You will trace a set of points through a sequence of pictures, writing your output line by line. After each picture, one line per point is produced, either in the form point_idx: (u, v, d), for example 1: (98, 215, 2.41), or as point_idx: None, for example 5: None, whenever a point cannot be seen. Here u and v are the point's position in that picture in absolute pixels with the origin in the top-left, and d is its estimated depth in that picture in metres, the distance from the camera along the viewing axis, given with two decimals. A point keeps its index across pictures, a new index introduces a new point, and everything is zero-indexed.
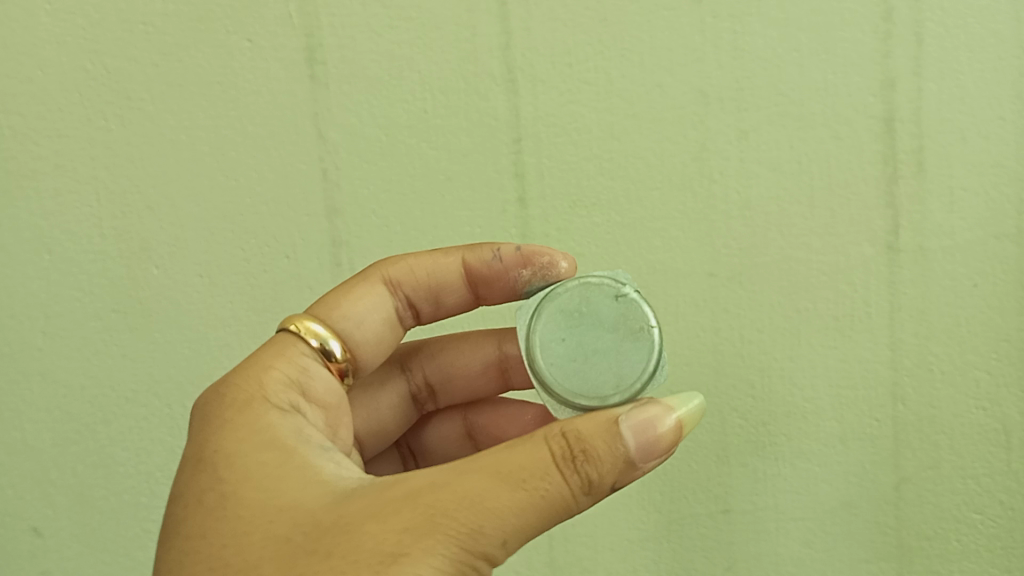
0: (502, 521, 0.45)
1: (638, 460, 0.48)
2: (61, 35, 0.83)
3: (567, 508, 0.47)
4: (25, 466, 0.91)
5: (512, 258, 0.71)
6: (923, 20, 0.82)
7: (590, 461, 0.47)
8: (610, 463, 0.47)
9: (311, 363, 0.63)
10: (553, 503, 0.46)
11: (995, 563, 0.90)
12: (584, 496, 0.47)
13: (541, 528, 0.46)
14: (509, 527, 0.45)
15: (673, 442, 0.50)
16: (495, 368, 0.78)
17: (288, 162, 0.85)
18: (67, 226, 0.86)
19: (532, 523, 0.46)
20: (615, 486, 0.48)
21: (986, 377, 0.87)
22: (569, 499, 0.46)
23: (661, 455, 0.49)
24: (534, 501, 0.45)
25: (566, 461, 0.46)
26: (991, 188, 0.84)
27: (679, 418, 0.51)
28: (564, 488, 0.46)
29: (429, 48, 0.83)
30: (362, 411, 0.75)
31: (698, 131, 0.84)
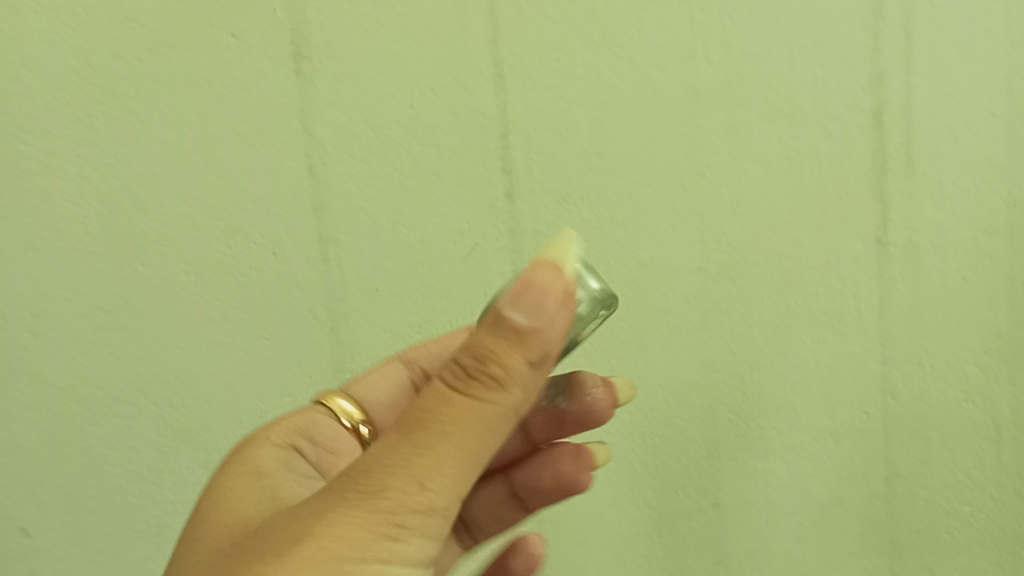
0: (415, 462, 0.47)
1: (527, 330, 0.48)
2: (46, 32, 0.83)
3: (484, 421, 0.48)
4: (14, 466, 0.91)
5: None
6: (912, 15, 0.82)
7: (483, 362, 0.48)
8: (504, 350, 0.48)
9: (329, 422, 0.75)
10: (461, 422, 0.47)
11: (986, 557, 0.91)
12: (491, 398, 0.48)
13: (464, 448, 0.47)
14: (430, 460, 0.47)
15: (557, 295, 0.49)
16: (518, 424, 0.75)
17: (276, 159, 0.84)
18: (54, 224, 0.86)
19: (449, 448, 0.47)
20: (528, 365, 0.48)
21: (976, 373, 0.87)
22: (478, 408, 0.48)
23: (548, 315, 0.48)
24: (439, 429, 0.47)
25: (459, 380, 0.48)
26: (982, 183, 0.84)
27: (546, 267, 0.50)
28: (466, 398, 0.48)
29: (417, 44, 0.83)
30: None
31: (687, 127, 0.83)
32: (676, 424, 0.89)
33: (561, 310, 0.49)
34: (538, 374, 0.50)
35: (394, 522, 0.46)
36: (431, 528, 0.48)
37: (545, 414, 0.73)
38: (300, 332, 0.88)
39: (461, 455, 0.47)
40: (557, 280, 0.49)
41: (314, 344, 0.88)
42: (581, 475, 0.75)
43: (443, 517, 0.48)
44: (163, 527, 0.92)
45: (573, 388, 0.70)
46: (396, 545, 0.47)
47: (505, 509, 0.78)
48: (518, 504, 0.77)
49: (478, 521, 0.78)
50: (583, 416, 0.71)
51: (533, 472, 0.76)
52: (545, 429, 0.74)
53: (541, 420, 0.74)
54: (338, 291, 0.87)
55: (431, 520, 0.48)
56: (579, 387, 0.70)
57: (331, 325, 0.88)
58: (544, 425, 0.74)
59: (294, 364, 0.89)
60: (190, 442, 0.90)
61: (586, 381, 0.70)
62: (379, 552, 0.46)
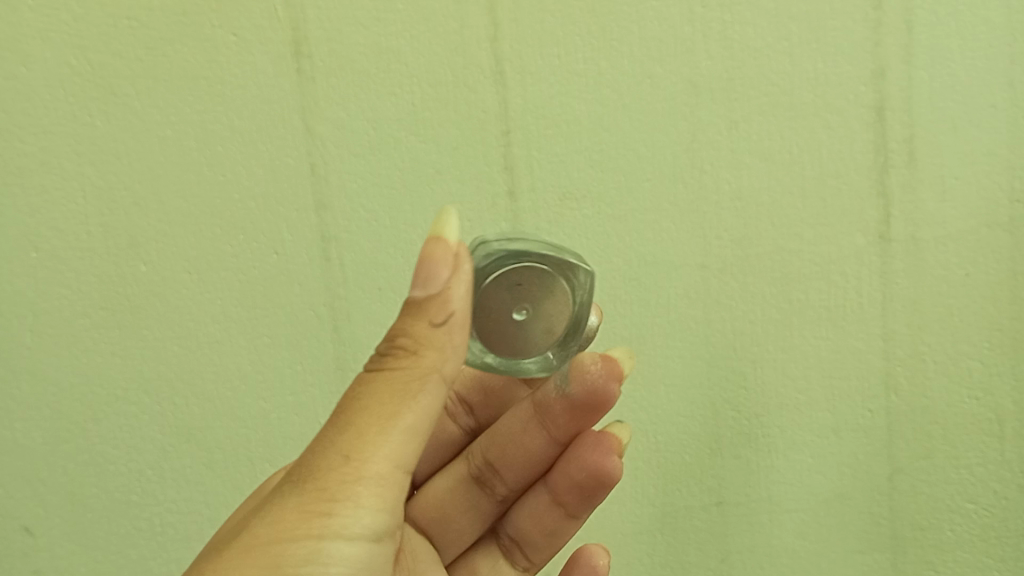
0: (336, 441, 0.49)
1: (423, 297, 0.50)
2: (45, 30, 0.82)
3: (401, 389, 0.49)
4: (16, 465, 0.90)
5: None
6: (914, 9, 0.81)
7: (395, 337, 0.51)
8: (411, 322, 0.51)
9: None
10: (378, 396, 0.50)
11: (989, 552, 0.91)
12: (405, 367, 0.50)
13: (384, 418, 0.49)
14: (350, 436, 0.49)
15: (444, 255, 0.50)
16: (535, 422, 0.69)
17: (276, 156, 0.84)
18: (53, 223, 0.86)
19: (367, 422, 0.49)
20: (434, 329, 0.50)
21: (978, 367, 0.87)
22: (391, 379, 0.50)
23: (440, 277, 0.49)
24: (357, 406, 0.50)
25: (376, 362, 0.51)
26: (983, 177, 0.84)
27: (434, 231, 0.51)
28: (382, 373, 0.50)
29: (417, 40, 0.83)
30: (428, 507, 0.73)
31: (688, 122, 0.83)
32: (677, 420, 0.88)
33: (454, 270, 0.50)
34: (452, 336, 0.51)
35: (321, 502, 0.48)
36: (366, 500, 0.49)
37: (557, 406, 0.67)
38: (301, 329, 0.88)
39: (382, 426, 0.49)
40: (443, 242, 0.50)
41: (314, 341, 0.88)
42: (609, 463, 0.67)
43: (379, 489, 0.50)
44: (165, 526, 0.92)
45: (573, 371, 0.64)
46: (329, 521, 0.49)
47: (546, 518, 0.72)
48: (558, 511, 0.71)
49: (523, 535, 0.73)
50: (593, 400, 0.65)
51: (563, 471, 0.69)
52: (559, 421, 0.68)
53: (555, 413, 0.68)
54: (339, 288, 0.87)
55: (365, 493, 0.49)
56: (578, 370, 0.64)
57: (331, 323, 0.88)
58: (559, 417, 0.68)
59: (294, 362, 0.89)
60: (191, 440, 0.90)
61: (584, 362, 0.64)
62: (313, 531, 0.48)
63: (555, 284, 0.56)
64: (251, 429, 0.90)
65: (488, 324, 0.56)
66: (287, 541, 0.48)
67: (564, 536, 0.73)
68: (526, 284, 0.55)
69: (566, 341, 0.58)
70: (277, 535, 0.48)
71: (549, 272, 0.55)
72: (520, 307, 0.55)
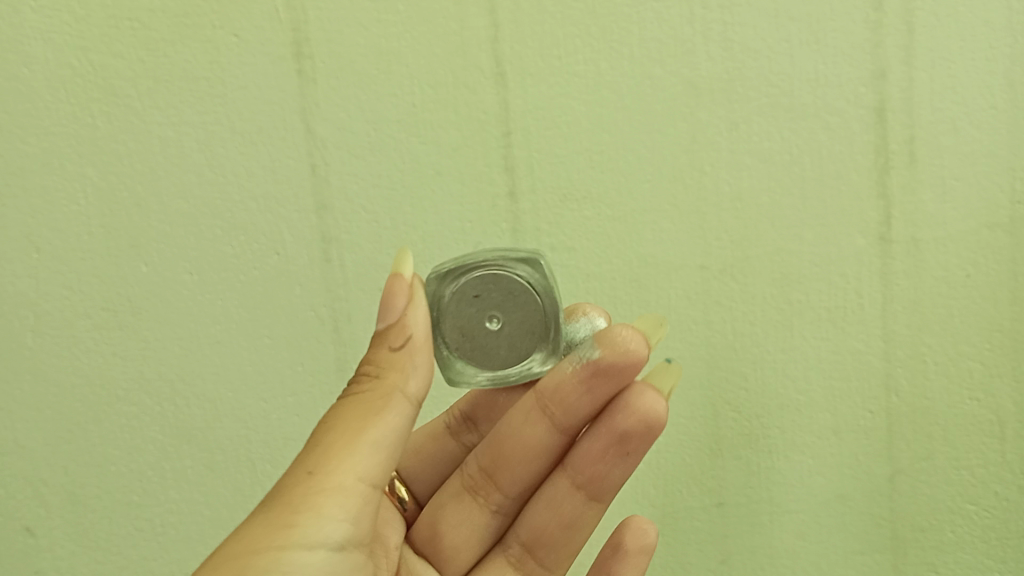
0: (304, 460, 0.53)
1: (384, 325, 0.56)
2: (46, 32, 0.83)
3: (367, 406, 0.54)
4: (17, 466, 0.91)
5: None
6: (914, 10, 0.81)
7: (365, 365, 0.57)
8: (377, 348, 0.56)
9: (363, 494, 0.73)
10: (347, 415, 0.54)
11: (990, 553, 0.90)
12: (373, 387, 0.55)
13: (349, 432, 0.53)
14: (320, 450, 0.53)
15: (398, 285, 0.56)
16: (538, 410, 0.65)
17: (276, 157, 0.84)
18: (55, 224, 0.86)
19: (333, 438, 0.53)
20: (395, 350, 0.55)
21: (978, 368, 0.87)
22: (359, 399, 0.55)
23: (397, 303, 0.55)
24: (326, 427, 0.54)
25: (347, 392, 0.56)
26: (984, 178, 0.84)
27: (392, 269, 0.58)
28: (352, 396, 0.55)
29: (417, 41, 0.83)
30: (429, 525, 0.70)
31: (688, 123, 0.83)
32: (676, 421, 0.88)
33: (410, 298, 0.56)
34: (413, 357, 0.55)
35: (287, 513, 0.51)
36: (330, 510, 0.51)
37: (568, 383, 0.63)
38: (302, 330, 0.88)
39: (347, 439, 0.53)
40: (398, 275, 0.57)
41: (315, 342, 0.88)
42: (637, 423, 0.62)
43: (344, 500, 0.52)
44: (165, 526, 0.92)
45: (602, 338, 0.61)
46: (292, 531, 0.50)
47: (559, 514, 0.66)
48: (573, 503, 0.66)
49: (536, 539, 0.68)
50: (618, 365, 0.61)
51: (581, 452, 0.65)
52: (568, 401, 0.63)
53: (563, 391, 0.63)
54: (340, 289, 0.87)
55: (330, 504, 0.51)
56: (608, 336, 0.61)
57: (332, 323, 0.88)
58: (568, 395, 0.63)
59: (295, 363, 0.89)
60: (192, 441, 0.90)
61: (613, 328, 0.61)
62: (275, 543, 0.50)
63: (509, 284, 0.59)
64: (252, 429, 0.90)
65: (469, 342, 0.59)
66: (250, 555, 0.49)
67: (585, 525, 0.67)
68: (484, 294, 0.59)
69: (546, 333, 0.60)
70: (242, 550, 0.50)
71: (497, 274, 0.59)
72: (488, 315, 0.59)
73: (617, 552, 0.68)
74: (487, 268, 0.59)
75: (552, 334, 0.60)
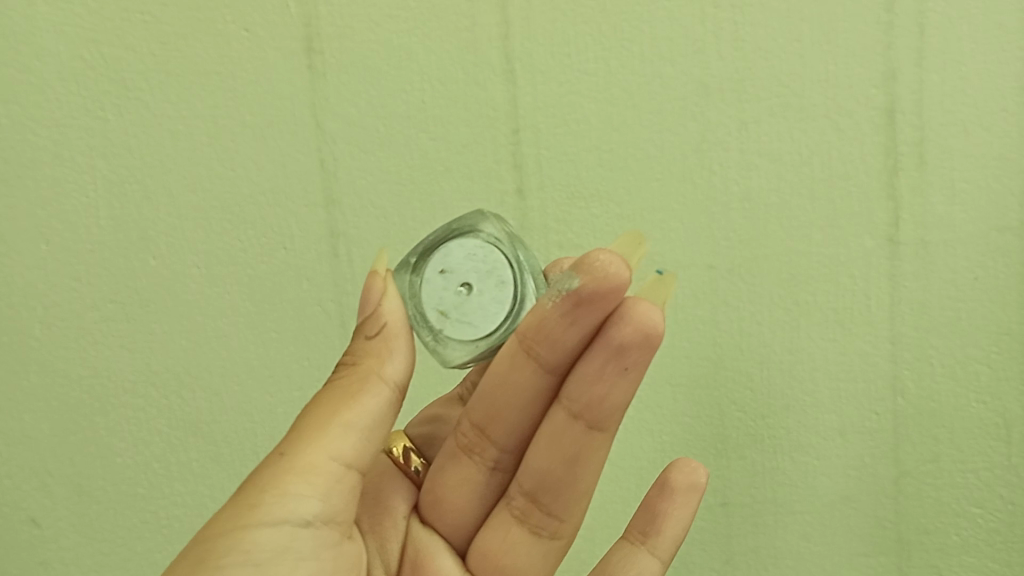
0: (283, 442, 0.55)
1: (361, 317, 0.58)
2: (59, 24, 0.83)
3: (345, 391, 0.56)
4: (24, 456, 0.91)
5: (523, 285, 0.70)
6: (926, 11, 0.81)
7: (347, 355, 0.59)
8: (356, 339, 0.58)
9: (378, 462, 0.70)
10: (324, 399, 0.56)
11: (995, 558, 0.90)
12: (351, 374, 0.57)
13: (325, 416, 0.55)
14: (297, 433, 0.55)
15: (370, 279, 0.57)
16: (524, 353, 0.59)
17: (286, 152, 0.85)
18: (65, 216, 0.86)
19: (308, 421, 0.55)
20: (370, 339, 0.57)
21: (986, 371, 0.86)
22: (338, 385, 0.57)
23: (371, 296, 0.57)
24: (306, 411, 0.56)
25: (331, 380, 0.58)
26: (994, 181, 0.83)
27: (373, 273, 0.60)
28: (332, 383, 0.57)
29: (428, 37, 0.83)
30: (432, 490, 0.66)
31: (698, 123, 0.83)
32: (683, 421, 0.88)
33: (383, 289, 0.57)
34: (390, 343, 0.57)
35: (258, 491, 0.52)
36: (297, 488, 0.52)
37: (551, 318, 0.57)
38: (309, 325, 0.88)
39: (322, 421, 0.54)
40: (373, 272, 0.58)
41: (322, 337, 0.88)
42: (634, 343, 0.56)
43: (314, 479, 0.53)
44: (170, 519, 0.92)
45: (580, 267, 0.55)
46: (257, 509, 0.51)
47: (559, 457, 0.61)
48: (574, 442, 0.60)
49: (539, 486, 0.62)
50: (602, 291, 0.55)
51: (574, 386, 0.58)
52: (553, 338, 0.57)
53: (547, 329, 0.57)
54: (348, 284, 0.87)
55: (298, 482, 0.52)
56: (586, 264, 0.55)
57: (338, 318, 0.88)
58: (553, 331, 0.57)
59: (301, 357, 0.88)
60: (199, 434, 0.90)
61: (590, 255, 0.55)
62: (238, 521, 0.51)
63: (472, 248, 0.58)
64: (257, 423, 0.90)
65: (453, 316, 0.57)
66: (217, 533, 0.51)
67: (591, 461, 0.62)
68: (450, 268, 0.58)
69: (518, 283, 0.58)
70: (211, 529, 0.52)
71: (452, 245, 0.58)
72: (459, 285, 0.58)
73: (666, 491, 0.68)
74: (442, 242, 0.59)
75: (526, 281, 0.58)
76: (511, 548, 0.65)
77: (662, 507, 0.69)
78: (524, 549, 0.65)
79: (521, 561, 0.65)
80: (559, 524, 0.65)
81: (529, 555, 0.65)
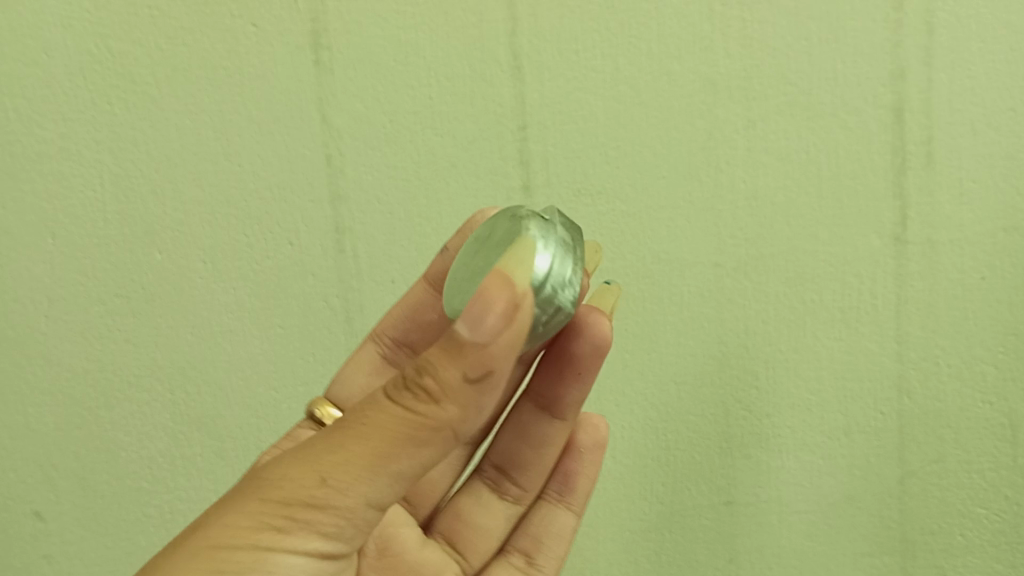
0: (323, 458, 0.46)
1: (471, 345, 0.44)
2: (66, 18, 0.83)
3: (409, 432, 0.45)
4: (28, 450, 0.91)
5: (443, 261, 0.72)
6: (935, 10, 0.81)
7: (422, 373, 0.45)
8: (442, 363, 0.45)
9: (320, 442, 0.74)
10: (380, 429, 0.45)
11: (1000, 558, 0.89)
12: (422, 413, 0.45)
13: (376, 457, 0.45)
14: (337, 462, 0.45)
15: (510, 312, 0.44)
16: None
17: (293, 147, 0.85)
18: (71, 210, 0.86)
19: (358, 450, 0.45)
20: (466, 377, 0.44)
21: (992, 372, 0.86)
22: (402, 418, 0.45)
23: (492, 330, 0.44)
24: (355, 430, 0.46)
25: (398, 388, 0.46)
26: (1001, 180, 0.83)
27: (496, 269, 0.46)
28: (394, 409, 0.45)
29: (435, 33, 0.83)
30: None
31: (705, 120, 0.83)
32: (687, 420, 0.88)
33: (510, 324, 0.44)
34: (480, 393, 0.45)
35: (285, 516, 0.46)
36: (326, 526, 0.46)
37: None
38: (314, 320, 0.88)
39: (370, 461, 0.45)
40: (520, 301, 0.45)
41: (327, 333, 0.88)
42: (593, 346, 0.64)
43: (345, 520, 0.47)
44: (175, 513, 0.92)
45: None
46: (280, 535, 0.46)
47: (523, 437, 0.71)
48: (540, 428, 0.70)
49: (508, 459, 0.73)
50: None
51: (539, 382, 0.68)
52: None
53: None
54: (353, 280, 0.87)
55: (328, 521, 0.46)
56: None
57: (344, 314, 0.88)
58: None
59: (307, 352, 0.89)
60: (203, 429, 0.90)
61: None
62: (263, 542, 0.46)
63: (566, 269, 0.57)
64: (262, 418, 0.90)
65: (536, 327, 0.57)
66: (232, 547, 0.45)
67: (551, 443, 0.71)
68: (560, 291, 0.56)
69: None
70: (219, 539, 0.45)
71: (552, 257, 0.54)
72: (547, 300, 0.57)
73: (575, 454, 0.75)
74: (552, 237, 0.53)
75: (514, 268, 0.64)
76: (481, 511, 0.74)
77: (577, 471, 0.75)
78: (493, 509, 0.74)
79: (491, 523, 0.74)
80: (520, 492, 0.75)
81: (497, 520, 0.74)
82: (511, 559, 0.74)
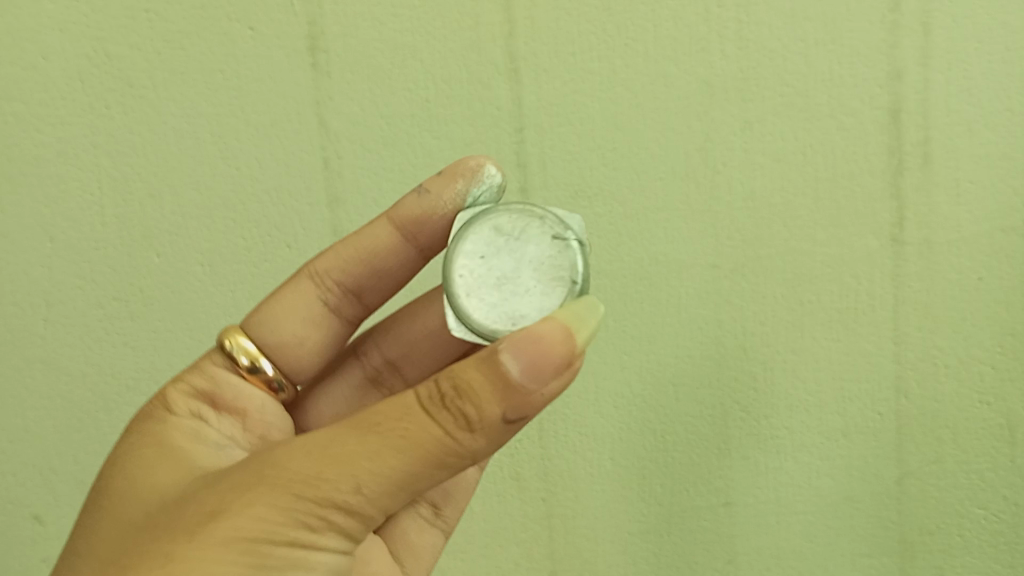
0: (358, 463, 0.46)
1: (520, 388, 0.44)
2: (64, 22, 0.83)
3: (439, 456, 0.46)
4: (28, 454, 0.91)
5: (416, 204, 0.68)
6: (932, 11, 0.81)
7: (463, 396, 0.45)
8: (486, 395, 0.45)
9: (232, 383, 0.66)
10: (415, 446, 0.45)
11: (999, 559, 0.89)
12: (459, 439, 0.45)
13: (410, 473, 0.46)
14: (370, 471, 0.45)
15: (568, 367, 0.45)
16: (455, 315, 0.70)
17: (290, 150, 0.85)
18: (69, 213, 0.86)
19: (393, 464, 0.45)
20: (506, 416, 0.45)
21: (989, 371, 0.86)
22: (440, 438, 0.45)
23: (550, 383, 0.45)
24: (391, 441, 0.45)
25: (434, 403, 0.45)
26: (998, 181, 0.83)
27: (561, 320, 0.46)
28: (433, 428, 0.45)
29: (432, 36, 0.83)
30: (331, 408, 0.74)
31: (702, 122, 0.83)
32: (686, 421, 0.89)
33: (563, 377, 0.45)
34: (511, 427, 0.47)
35: (318, 518, 0.46)
36: (351, 526, 0.48)
37: None
38: None
39: (405, 475, 0.46)
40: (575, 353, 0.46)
41: None
42: None
43: (369, 521, 0.48)
44: None
45: None
46: (312, 535, 0.46)
47: None
48: None
49: None
50: None
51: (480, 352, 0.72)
52: None
53: None
54: None
55: (355, 522, 0.47)
56: None
57: None
58: None
59: None
60: None
61: None
62: (298, 540, 0.46)
63: None
64: None
65: None
66: (269, 543, 0.45)
67: None
68: None
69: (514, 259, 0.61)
70: (248, 534, 0.45)
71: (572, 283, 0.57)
72: None
73: None
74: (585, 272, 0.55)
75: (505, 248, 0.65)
76: None
77: None
78: None
79: None
80: None
81: None
82: (419, 511, 0.72)
